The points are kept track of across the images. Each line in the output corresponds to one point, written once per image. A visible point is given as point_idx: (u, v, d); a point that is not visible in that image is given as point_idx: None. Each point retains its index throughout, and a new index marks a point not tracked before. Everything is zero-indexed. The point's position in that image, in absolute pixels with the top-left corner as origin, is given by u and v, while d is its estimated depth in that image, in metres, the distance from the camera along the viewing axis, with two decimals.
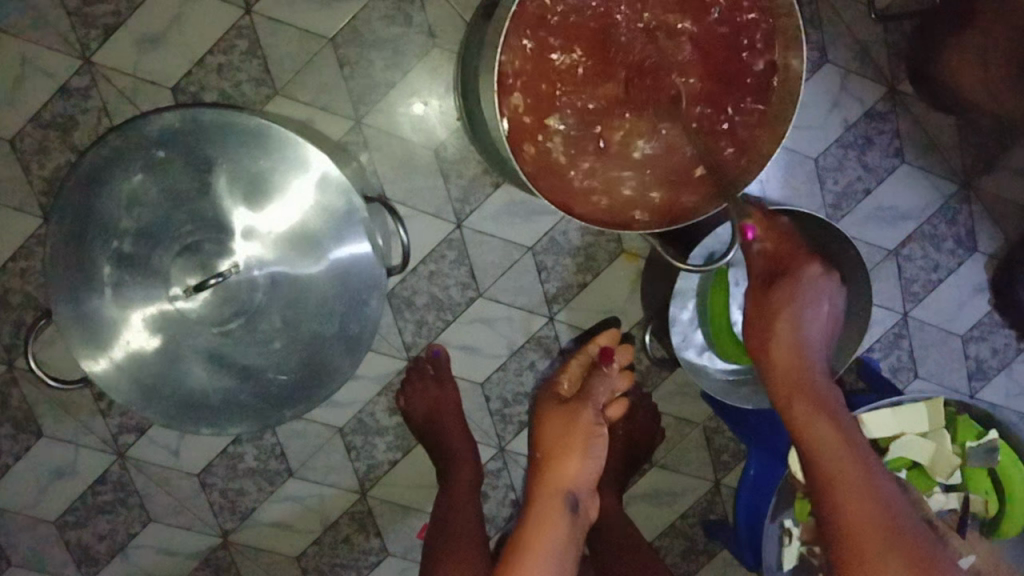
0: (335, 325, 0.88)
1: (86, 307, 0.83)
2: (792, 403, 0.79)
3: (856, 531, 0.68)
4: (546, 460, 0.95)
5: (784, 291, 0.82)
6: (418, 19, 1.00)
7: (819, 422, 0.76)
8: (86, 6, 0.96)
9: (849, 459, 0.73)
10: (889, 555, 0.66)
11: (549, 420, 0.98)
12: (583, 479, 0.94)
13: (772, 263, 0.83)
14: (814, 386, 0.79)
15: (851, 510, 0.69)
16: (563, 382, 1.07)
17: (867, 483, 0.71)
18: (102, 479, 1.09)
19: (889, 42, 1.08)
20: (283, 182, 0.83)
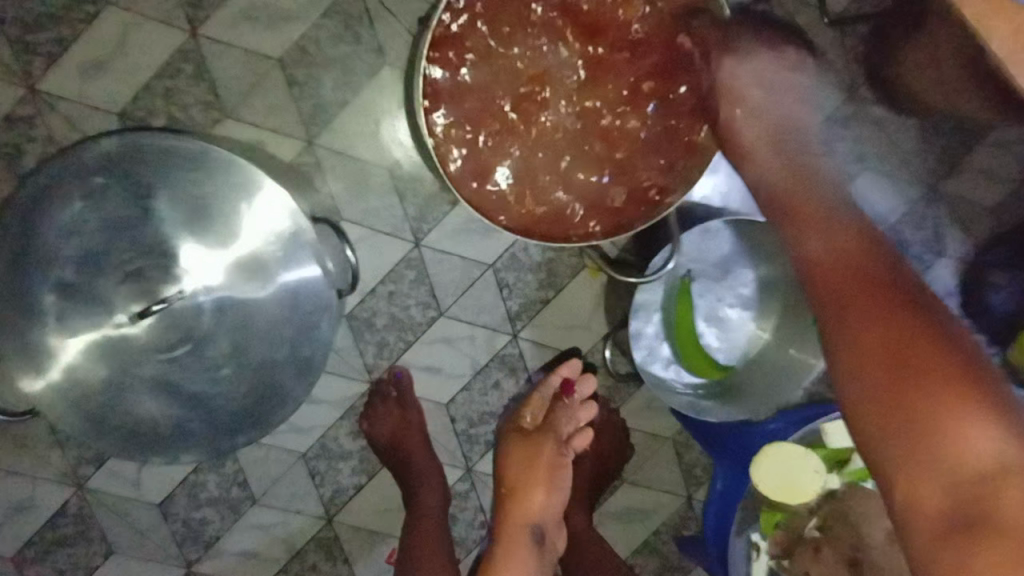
0: (285, 348, 0.86)
1: (30, 338, 0.81)
2: (796, 204, 0.79)
3: (865, 318, 0.64)
4: (511, 495, 0.97)
5: (765, 138, 0.86)
6: (367, 38, 0.99)
7: (854, 250, 0.70)
8: (28, 34, 0.94)
9: (859, 251, 0.70)
10: (881, 295, 0.65)
11: (512, 453, 1.00)
12: (547, 510, 0.98)
13: (722, 109, 0.88)
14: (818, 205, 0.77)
15: (837, 269, 0.70)
16: (526, 414, 1.05)
17: (905, 297, 0.65)
18: (61, 513, 1.07)
19: (848, 45, 1.06)
20: (226, 206, 0.82)
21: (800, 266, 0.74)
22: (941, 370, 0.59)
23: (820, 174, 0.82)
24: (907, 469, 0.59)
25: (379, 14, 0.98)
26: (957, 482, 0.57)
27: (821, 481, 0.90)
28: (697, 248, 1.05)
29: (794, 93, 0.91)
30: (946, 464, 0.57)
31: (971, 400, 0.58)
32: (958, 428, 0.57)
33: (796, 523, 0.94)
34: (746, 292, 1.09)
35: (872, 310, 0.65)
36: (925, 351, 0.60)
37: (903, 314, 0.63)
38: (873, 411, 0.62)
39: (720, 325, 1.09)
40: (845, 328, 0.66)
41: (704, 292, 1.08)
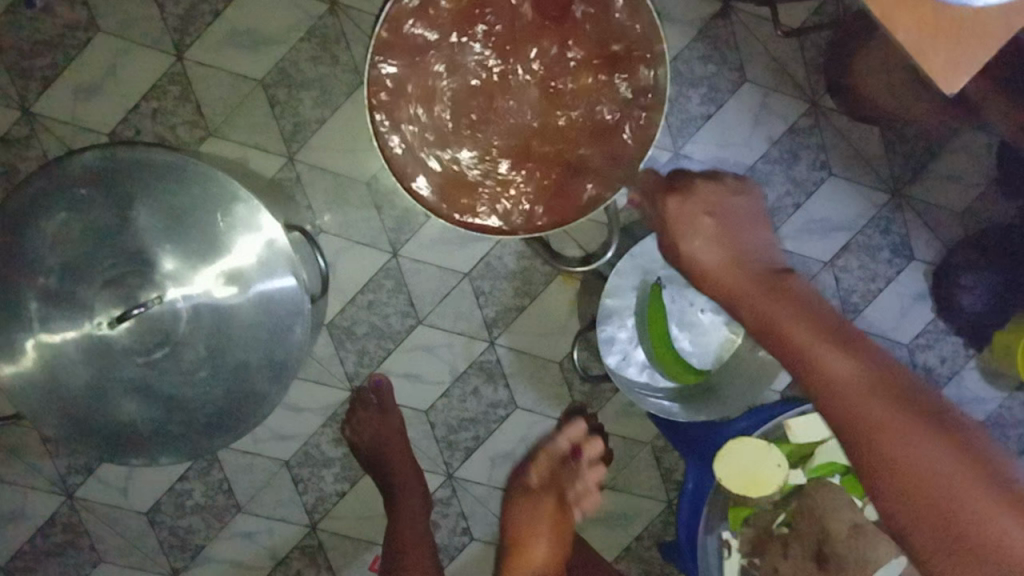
0: (260, 352, 0.89)
1: (13, 342, 0.85)
2: (736, 298, 0.70)
3: (868, 406, 0.56)
4: (513, 550, 0.97)
5: (693, 203, 0.75)
6: (344, 58, 1.04)
7: (771, 306, 0.66)
8: (24, 59, 1.00)
9: (815, 334, 0.62)
10: (874, 395, 0.56)
11: (515, 518, 0.98)
12: (551, 558, 0.97)
13: (674, 196, 0.76)
14: (714, 221, 0.74)
15: (833, 383, 0.58)
16: (532, 467, 1.01)
17: (885, 373, 0.58)
18: (51, 521, 1.10)
19: (807, 59, 1.11)
20: (203, 216, 0.86)
21: (812, 390, 0.60)
22: (945, 471, 0.52)
23: (773, 269, 0.71)
24: (946, 554, 0.51)
25: (355, 35, 1.03)
26: (999, 572, 0.49)
27: (784, 474, 0.91)
28: None
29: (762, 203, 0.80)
30: (991, 560, 0.49)
31: (981, 477, 0.51)
32: (994, 529, 0.49)
33: (763, 519, 0.95)
34: None
35: (872, 419, 0.55)
36: (913, 427, 0.54)
37: (879, 394, 0.56)
38: (895, 499, 0.53)
39: (693, 329, 1.11)
40: (869, 449, 0.55)
41: (676, 297, 1.09)
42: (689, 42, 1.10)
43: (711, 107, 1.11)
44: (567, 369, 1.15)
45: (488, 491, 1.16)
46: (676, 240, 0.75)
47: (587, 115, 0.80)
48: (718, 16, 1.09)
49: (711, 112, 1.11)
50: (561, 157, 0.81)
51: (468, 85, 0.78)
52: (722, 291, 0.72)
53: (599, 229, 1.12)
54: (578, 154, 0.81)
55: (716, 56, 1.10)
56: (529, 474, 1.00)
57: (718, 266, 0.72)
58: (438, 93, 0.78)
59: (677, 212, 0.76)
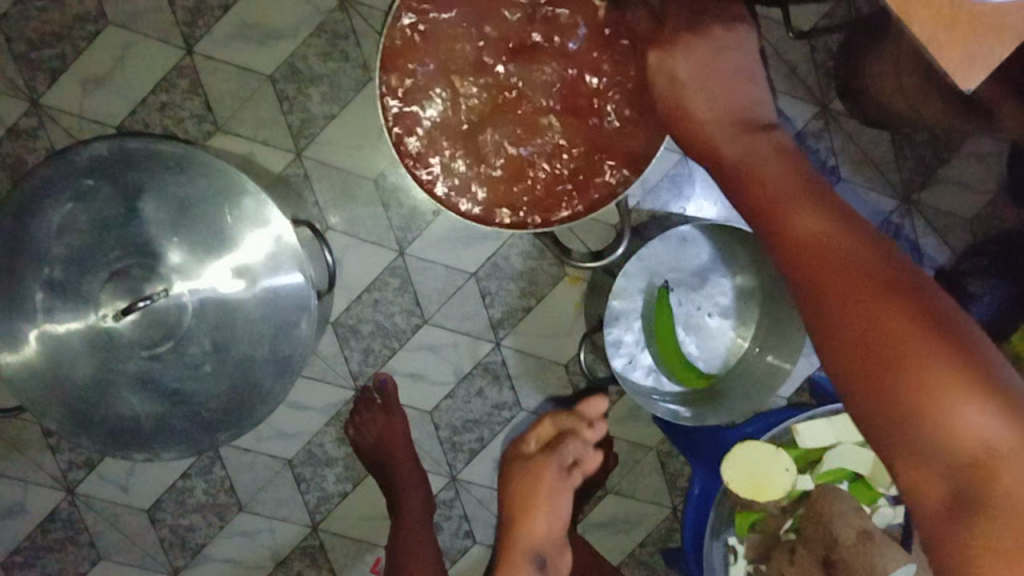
0: (265, 347, 0.88)
1: (15, 332, 0.84)
2: (723, 161, 0.71)
3: (842, 276, 0.56)
4: (514, 516, 0.95)
5: (693, 61, 0.74)
6: (353, 54, 1.03)
7: (772, 176, 0.66)
8: (33, 51, 1.00)
9: (801, 207, 0.62)
10: (852, 274, 0.56)
11: (515, 480, 0.96)
12: (550, 536, 0.95)
13: (659, 48, 0.75)
14: (705, 87, 0.74)
15: (813, 248, 0.58)
16: (530, 441, 1.01)
17: (870, 251, 0.57)
18: (51, 516, 1.09)
19: (817, 63, 1.11)
20: (210, 209, 0.85)
21: (783, 251, 0.60)
22: (919, 348, 0.51)
23: (755, 133, 0.72)
24: (905, 456, 0.52)
25: (365, 32, 1.03)
26: (950, 462, 0.50)
27: (791, 479, 0.90)
28: (675, 255, 1.08)
29: (749, 77, 0.76)
30: (939, 446, 0.50)
31: (952, 361, 0.51)
32: (951, 417, 0.50)
33: (771, 526, 0.95)
34: (725, 301, 1.10)
35: (840, 287, 0.55)
36: (884, 306, 0.53)
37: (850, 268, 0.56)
38: (857, 388, 0.53)
39: (700, 333, 1.10)
40: (829, 325, 0.55)
41: (683, 300, 1.09)
42: None
43: None
44: (573, 371, 1.14)
45: (491, 494, 1.15)
46: (683, 122, 0.74)
47: (589, 159, 0.83)
48: None
49: None
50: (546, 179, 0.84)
51: (494, 89, 0.81)
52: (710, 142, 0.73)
53: (608, 231, 1.11)
54: (563, 185, 0.84)
55: None
56: (527, 444, 1.00)
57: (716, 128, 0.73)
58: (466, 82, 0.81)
59: (660, 71, 0.74)
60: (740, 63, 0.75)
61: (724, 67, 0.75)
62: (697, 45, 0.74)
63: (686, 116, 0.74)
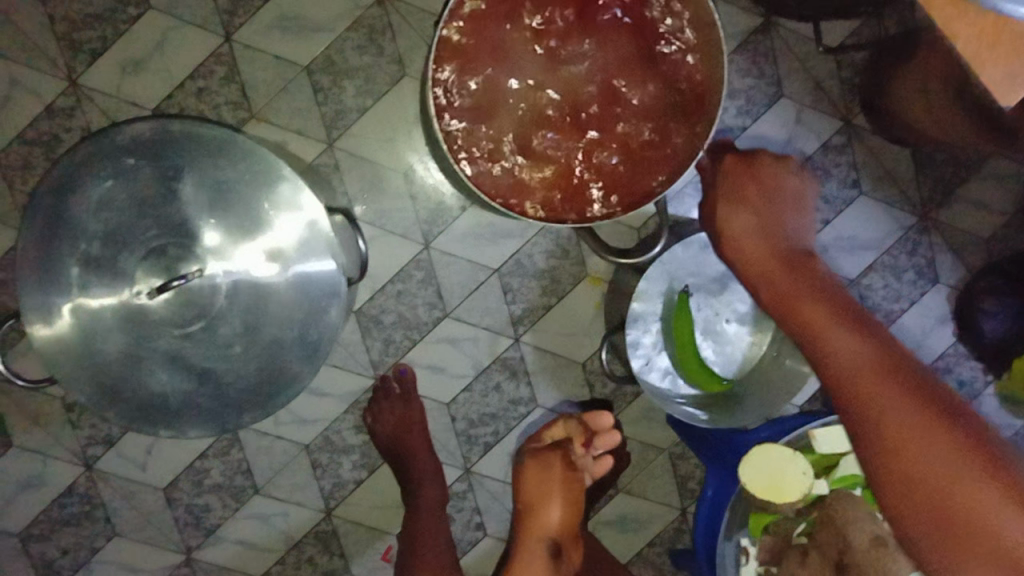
0: (294, 330, 0.90)
1: (52, 305, 0.85)
2: (776, 287, 0.83)
3: (875, 384, 0.65)
4: (528, 508, 0.97)
5: (747, 176, 0.93)
6: (389, 49, 1.05)
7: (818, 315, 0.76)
8: (75, 31, 1.02)
9: (847, 331, 0.72)
10: (885, 381, 0.65)
11: (526, 476, 0.98)
12: (562, 527, 0.97)
13: (736, 163, 0.94)
14: (752, 212, 0.90)
15: (853, 370, 0.67)
16: (544, 435, 1.04)
17: (919, 384, 0.64)
18: (68, 491, 1.10)
19: (843, 78, 1.13)
20: (248, 192, 0.87)
21: (826, 369, 0.70)
22: (945, 466, 0.59)
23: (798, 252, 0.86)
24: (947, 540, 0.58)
25: (401, 28, 1.05)
26: (965, 546, 0.57)
27: (808, 483, 0.92)
28: (695, 261, 1.08)
29: (798, 204, 0.93)
30: (972, 536, 0.57)
31: (987, 481, 0.58)
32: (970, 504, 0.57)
33: (784, 529, 0.95)
34: (743, 308, 1.11)
35: (876, 398, 0.64)
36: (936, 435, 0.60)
37: (891, 383, 0.65)
38: (940, 552, 0.58)
39: (717, 339, 1.11)
40: (867, 427, 0.64)
41: (702, 305, 1.10)
42: (728, 53, 1.11)
43: (746, 119, 1.12)
44: (590, 370, 1.16)
45: (504, 488, 1.17)
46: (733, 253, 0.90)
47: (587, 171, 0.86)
48: (758, 31, 1.11)
49: (746, 124, 1.12)
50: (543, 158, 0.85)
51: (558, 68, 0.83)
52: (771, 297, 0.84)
53: (630, 233, 1.13)
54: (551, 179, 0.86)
55: (754, 70, 1.11)
56: (539, 438, 1.03)
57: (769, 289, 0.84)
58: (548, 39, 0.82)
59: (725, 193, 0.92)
60: (802, 194, 0.94)
61: (779, 178, 0.93)
62: (759, 175, 0.93)
63: (729, 228, 0.91)
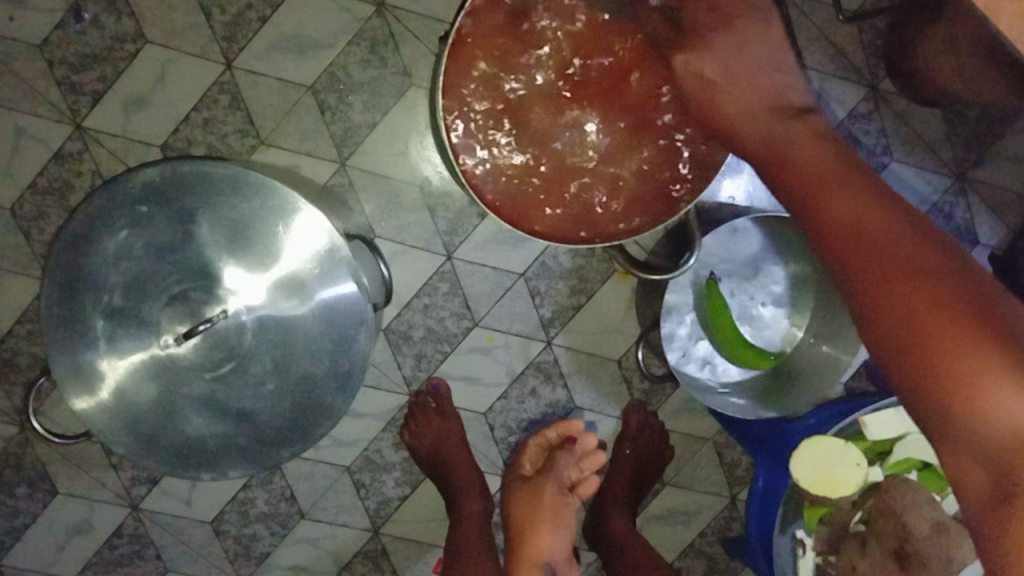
0: (325, 363, 0.89)
1: (84, 362, 0.85)
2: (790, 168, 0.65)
3: (897, 246, 0.54)
4: (520, 536, 1.00)
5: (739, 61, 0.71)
6: (393, 60, 1.02)
7: (790, 151, 0.66)
8: (74, 74, 1.00)
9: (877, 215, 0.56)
10: (915, 249, 0.54)
11: (518, 502, 1.02)
12: (556, 550, 0.99)
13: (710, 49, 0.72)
14: (744, 86, 0.71)
15: (884, 247, 0.54)
16: (525, 462, 1.08)
17: (951, 263, 0.53)
18: (117, 533, 1.11)
19: (865, 42, 1.08)
20: (264, 228, 0.85)
21: (855, 265, 0.55)
22: (955, 316, 0.50)
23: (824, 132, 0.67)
24: (944, 434, 0.51)
25: (403, 36, 1.02)
26: (976, 443, 0.50)
27: (863, 473, 0.88)
28: (725, 246, 1.06)
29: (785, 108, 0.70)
30: (970, 418, 0.49)
31: (964, 314, 0.50)
32: (998, 408, 0.48)
33: (838, 518, 0.92)
34: (778, 289, 1.09)
35: (899, 255, 0.54)
36: (944, 314, 0.50)
37: (925, 253, 0.54)
38: (908, 368, 0.52)
39: (754, 323, 1.09)
40: (879, 273, 0.54)
41: (735, 292, 1.07)
42: None
43: None
44: (626, 367, 1.14)
45: None
46: (719, 120, 0.72)
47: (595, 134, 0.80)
48: None
49: None
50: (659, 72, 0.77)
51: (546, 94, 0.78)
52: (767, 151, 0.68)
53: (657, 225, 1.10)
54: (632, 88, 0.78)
55: None
56: (523, 465, 1.07)
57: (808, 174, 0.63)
58: (568, 187, 0.82)
59: (686, 72, 0.72)
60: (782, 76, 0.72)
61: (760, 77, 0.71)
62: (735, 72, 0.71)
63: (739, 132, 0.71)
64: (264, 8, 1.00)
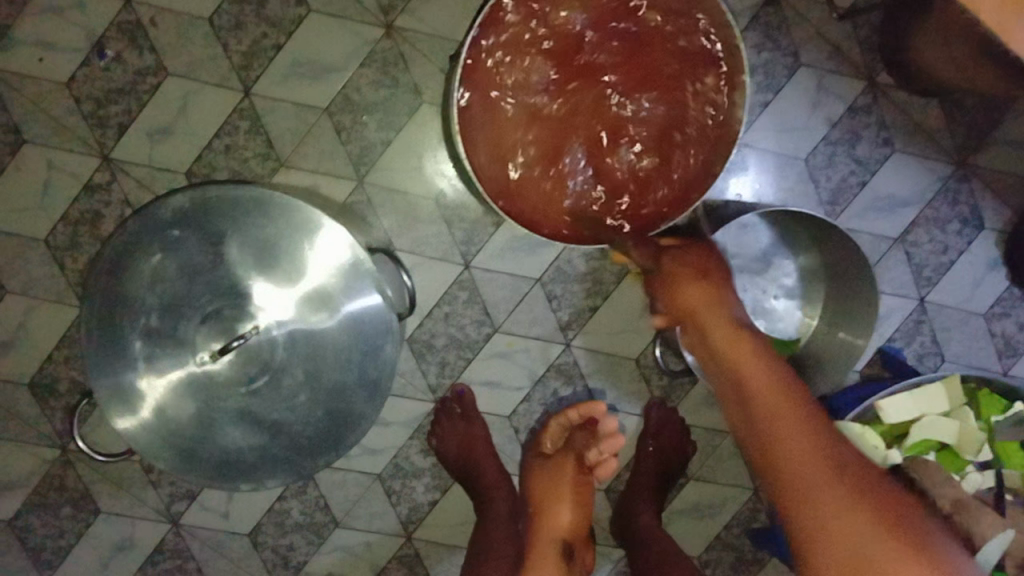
0: (354, 373, 0.92)
1: (123, 383, 0.88)
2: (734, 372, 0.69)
3: (790, 440, 0.62)
4: (539, 514, 1.05)
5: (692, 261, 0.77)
6: (404, 79, 1.06)
7: (750, 358, 0.69)
8: (100, 109, 1.04)
9: (778, 412, 0.64)
10: (808, 443, 0.62)
11: (540, 477, 1.06)
12: (574, 526, 1.05)
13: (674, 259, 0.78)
14: (716, 290, 0.74)
15: (799, 452, 0.62)
16: (546, 442, 1.12)
17: (870, 477, 0.60)
18: (159, 548, 1.14)
19: (860, 38, 1.11)
20: (290, 246, 0.89)
21: (769, 471, 0.63)
22: (873, 552, 0.56)
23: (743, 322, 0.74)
24: None
25: (413, 56, 1.06)
26: None
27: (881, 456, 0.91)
28: (736, 241, 1.09)
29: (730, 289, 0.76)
30: None
31: (876, 521, 0.57)
32: None
33: None
34: (788, 282, 1.12)
35: (806, 469, 0.61)
36: (863, 526, 0.57)
37: (825, 451, 0.61)
38: None
39: (768, 315, 1.12)
40: (799, 489, 0.60)
41: (748, 286, 1.11)
42: (741, 31, 1.09)
43: (769, 93, 1.11)
44: (645, 365, 1.17)
45: None
46: (682, 308, 0.75)
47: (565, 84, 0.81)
48: (768, 2, 1.09)
49: (768, 99, 1.11)
50: (637, 169, 0.84)
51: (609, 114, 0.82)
52: (726, 347, 0.71)
53: None
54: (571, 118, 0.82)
55: (769, 43, 1.10)
56: (544, 443, 1.11)
57: (724, 338, 0.71)
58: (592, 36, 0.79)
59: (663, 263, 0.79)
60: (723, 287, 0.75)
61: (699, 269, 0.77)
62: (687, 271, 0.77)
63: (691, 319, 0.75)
64: (279, 36, 1.04)
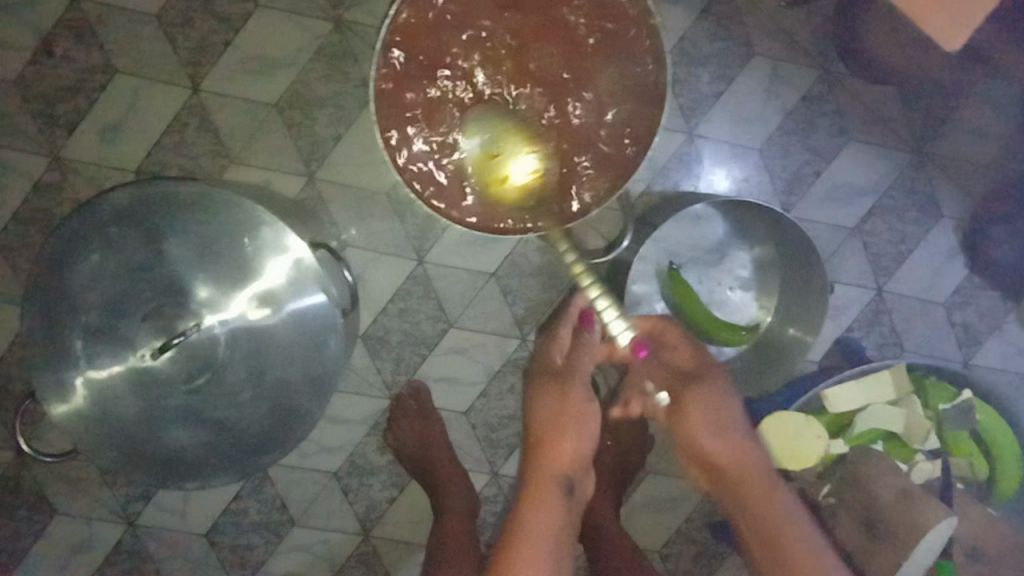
0: (298, 369, 0.91)
1: (64, 380, 0.89)
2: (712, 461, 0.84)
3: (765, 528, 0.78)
4: (538, 445, 0.86)
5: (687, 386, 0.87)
6: (354, 73, 1.06)
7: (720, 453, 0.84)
8: (50, 108, 1.04)
9: (755, 504, 0.80)
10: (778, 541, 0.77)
11: (540, 403, 0.87)
12: (578, 460, 0.85)
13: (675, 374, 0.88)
14: (715, 402, 0.86)
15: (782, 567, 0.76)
16: (554, 354, 0.90)
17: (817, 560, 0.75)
18: (117, 548, 1.14)
19: (814, 25, 1.10)
20: (230, 243, 0.88)
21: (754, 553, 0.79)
22: None
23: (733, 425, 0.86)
24: None
25: (361, 50, 1.05)
26: None
27: (825, 447, 0.92)
28: (691, 233, 1.08)
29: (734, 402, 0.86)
30: None
31: None
32: None
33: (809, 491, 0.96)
34: (744, 273, 1.11)
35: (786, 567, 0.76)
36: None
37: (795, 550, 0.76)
38: None
39: (723, 308, 1.10)
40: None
41: (703, 277, 1.09)
42: (693, 21, 1.09)
43: (721, 84, 1.10)
44: None
45: None
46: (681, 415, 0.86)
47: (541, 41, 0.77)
48: None
49: (721, 89, 1.10)
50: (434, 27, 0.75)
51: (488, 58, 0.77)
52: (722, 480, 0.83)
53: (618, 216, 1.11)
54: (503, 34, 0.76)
55: (721, 33, 1.09)
56: (553, 357, 0.89)
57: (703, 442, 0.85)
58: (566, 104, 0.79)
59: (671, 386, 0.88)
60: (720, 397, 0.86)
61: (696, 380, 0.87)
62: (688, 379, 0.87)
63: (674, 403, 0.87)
64: (227, 31, 1.04)
